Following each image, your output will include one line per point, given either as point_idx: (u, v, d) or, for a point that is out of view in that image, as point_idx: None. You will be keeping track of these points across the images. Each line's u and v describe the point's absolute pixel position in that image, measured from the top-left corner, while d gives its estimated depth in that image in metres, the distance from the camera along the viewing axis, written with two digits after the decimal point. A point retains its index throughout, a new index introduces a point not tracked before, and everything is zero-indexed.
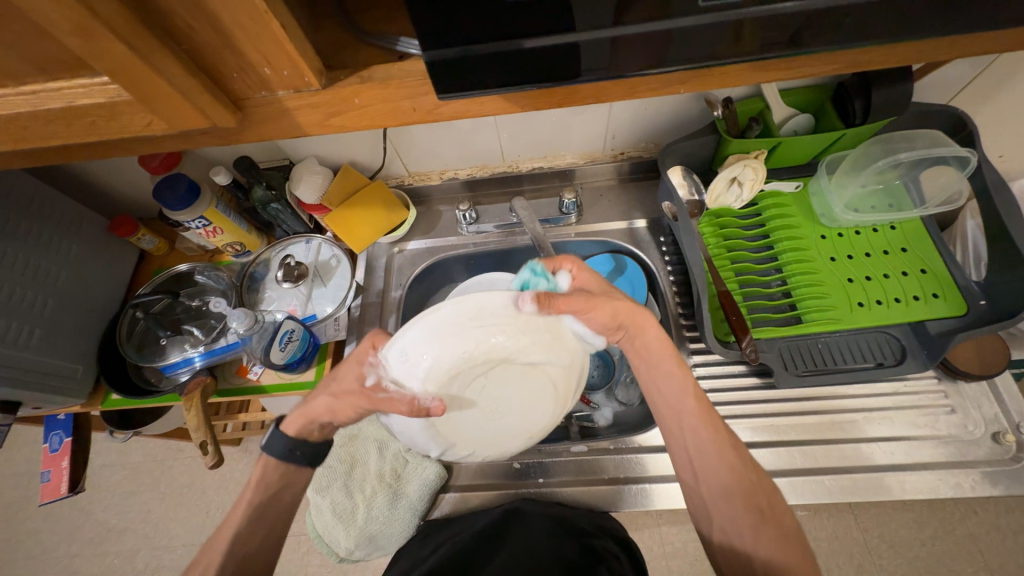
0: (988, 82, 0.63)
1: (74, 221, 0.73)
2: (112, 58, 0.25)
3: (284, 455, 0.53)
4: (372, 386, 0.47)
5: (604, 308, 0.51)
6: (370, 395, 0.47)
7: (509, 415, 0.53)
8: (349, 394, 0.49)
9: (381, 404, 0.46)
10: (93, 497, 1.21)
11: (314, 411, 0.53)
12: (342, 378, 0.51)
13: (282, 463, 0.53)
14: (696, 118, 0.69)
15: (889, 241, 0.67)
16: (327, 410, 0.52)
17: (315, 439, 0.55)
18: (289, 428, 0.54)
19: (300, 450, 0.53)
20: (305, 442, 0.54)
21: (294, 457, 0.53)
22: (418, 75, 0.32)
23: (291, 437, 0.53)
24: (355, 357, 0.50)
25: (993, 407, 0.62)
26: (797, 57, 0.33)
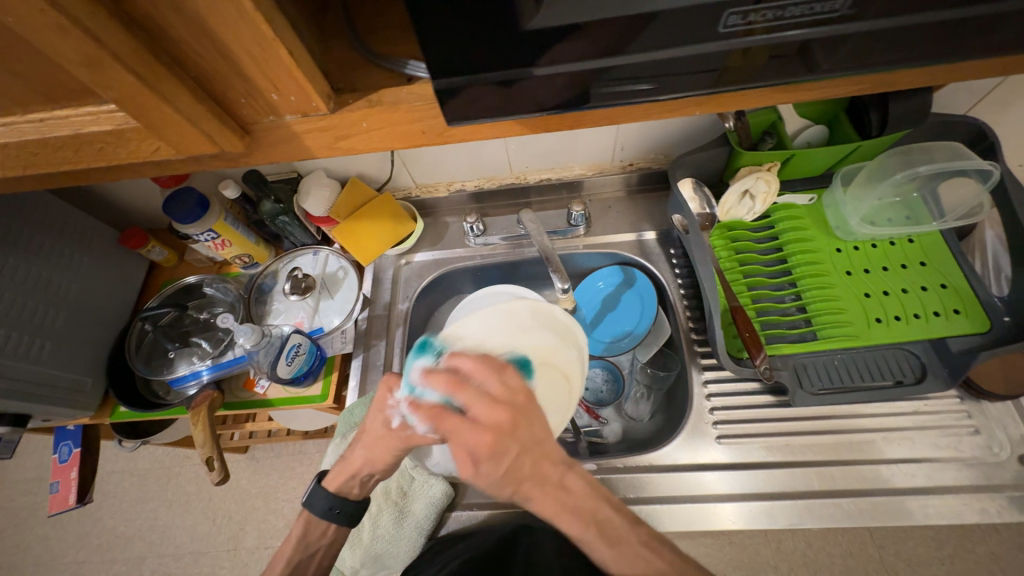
0: (1009, 92, 0.62)
1: (85, 234, 0.74)
2: (120, 88, 0.25)
3: (326, 514, 0.52)
4: (398, 427, 0.47)
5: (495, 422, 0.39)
6: (401, 436, 0.46)
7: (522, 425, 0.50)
8: (378, 439, 0.48)
9: (414, 441, 0.46)
10: (101, 504, 1.21)
11: (353, 466, 0.51)
12: (369, 425, 0.49)
13: (324, 521, 0.53)
14: (708, 129, 0.68)
15: (906, 255, 0.65)
16: (365, 461, 0.50)
17: (356, 497, 0.53)
18: (330, 486, 0.52)
19: (341, 508, 0.52)
20: (345, 500, 0.52)
21: (335, 515, 0.52)
22: (427, 99, 0.32)
23: (334, 494, 0.52)
24: (376, 405, 0.48)
25: (1019, 428, 0.59)
26: (821, 78, 0.32)
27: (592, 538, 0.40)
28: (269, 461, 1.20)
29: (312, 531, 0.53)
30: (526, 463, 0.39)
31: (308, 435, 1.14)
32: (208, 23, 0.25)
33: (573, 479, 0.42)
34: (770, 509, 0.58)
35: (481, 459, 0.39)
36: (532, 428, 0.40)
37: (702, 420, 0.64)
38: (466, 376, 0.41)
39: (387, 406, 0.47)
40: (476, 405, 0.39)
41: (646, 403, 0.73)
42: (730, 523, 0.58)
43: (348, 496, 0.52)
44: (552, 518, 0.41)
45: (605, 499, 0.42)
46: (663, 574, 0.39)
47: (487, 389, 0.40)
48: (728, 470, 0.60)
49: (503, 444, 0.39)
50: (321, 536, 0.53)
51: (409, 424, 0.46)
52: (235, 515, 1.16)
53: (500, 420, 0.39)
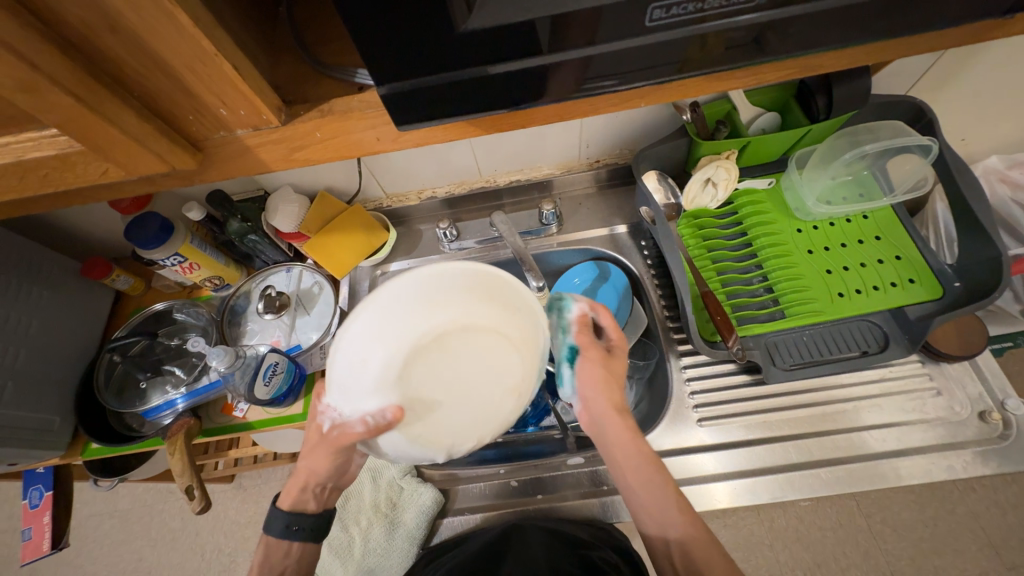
0: (942, 71, 0.66)
1: (44, 267, 0.71)
2: (59, 111, 0.25)
3: (284, 533, 0.51)
4: (329, 430, 0.47)
5: (620, 361, 0.53)
6: (330, 439, 0.46)
7: (466, 392, 0.44)
8: (314, 446, 0.49)
9: (341, 441, 0.45)
10: (81, 549, 1.16)
11: (301, 477, 0.52)
12: (310, 433, 0.51)
13: (284, 541, 0.52)
14: (667, 123, 0.70)
15: (862, 231, 0.68)
16: (309, 472, 0.51)
17: (313, 510, 0.53)
18: (285, 503, 0.53)
19: (298, 524, 0.51)
20: (302, 515, 0.52)
21: (292, 532, 0.51)
22: (377, 106, 0.32)
23: (288, 510, 0.52)
24: (311, 413, 0.49)
25: (977, 386, 0.63)
26: (757, 63, 0.34)
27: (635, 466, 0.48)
28: (257, 488, 1.16)
29: (273, 551, 0.52)
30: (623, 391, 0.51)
31: (296, 458, 1.11)
32: (146, 41, 0.25)
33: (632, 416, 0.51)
34: (752, 486, 0.60)
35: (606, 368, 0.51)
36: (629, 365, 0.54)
37: (682, 405, 0.65)
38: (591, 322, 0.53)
39: (318, 411, 0.48)
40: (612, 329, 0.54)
41: (628, 393, 0.75)
42: (716, 502, 0.60)
43: (303, 511, 0.52)
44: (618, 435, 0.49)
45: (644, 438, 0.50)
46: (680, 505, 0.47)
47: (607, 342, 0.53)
48: (712, 452, 0.62)
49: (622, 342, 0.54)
50: (285, 556, 0.52)
51: (336, 424, 0.46)
52: (224, 546, 1.12)
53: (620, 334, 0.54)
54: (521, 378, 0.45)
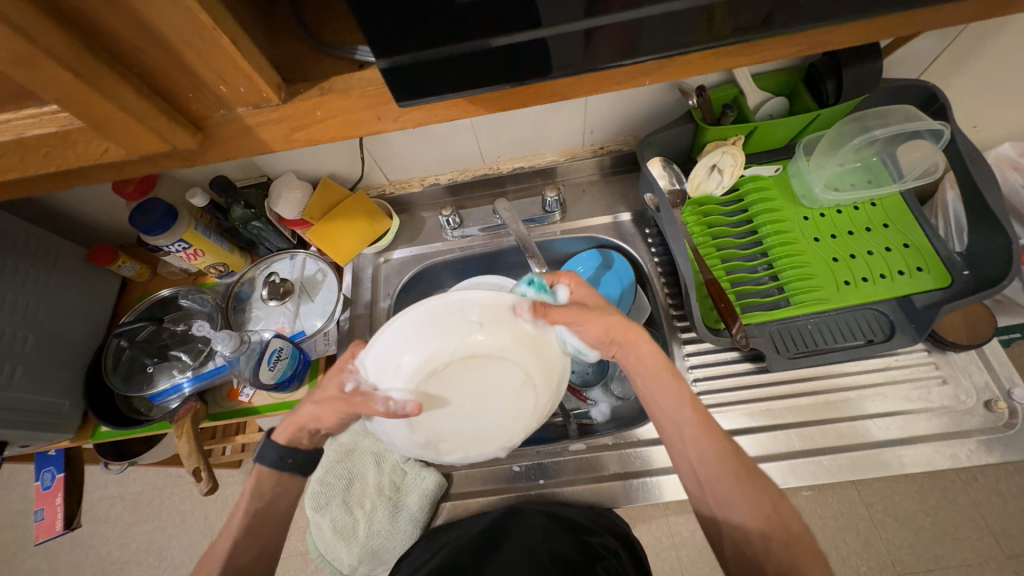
0: (955, 54, 0.64)
1: (51, 253, 0.72)
2: (58, 87, 0.25)
3: (277, 463, 0.52)
4: (350, 391, 0.45)
5: (599, 322, 0.48)
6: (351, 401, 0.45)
7: (492, 409, 0.47)
8: (329, 400, 0.48)
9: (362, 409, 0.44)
10: (93, 531, 1.19)
11: (302, 418, 0.51)
12: (325, 385, 0.50)
13: (276, 472, 0.53)
14: (673, 108, 0.69)
15: (870, 219, 0.67)
16: (311, 417, 0.51)
17: (307, 446, 0.53)
18: (281, 436, 0.53)
19: (291, 456, 0.52)
20: (296, 449, 0.53)
21: (287, 464, 0.52)
22: (377, 83, 0.32)
23: (284, 444, 0.52)
24: (337, 366, 0.49)
25: (983, 375, 0.62)
26: (766, 39, 0.33)
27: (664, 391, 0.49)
28: None
29: (264, 482, 0.52)
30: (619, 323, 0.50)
31: None
32: (142, 13, 0.24)
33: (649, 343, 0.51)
34: None
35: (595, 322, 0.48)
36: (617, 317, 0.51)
37: None
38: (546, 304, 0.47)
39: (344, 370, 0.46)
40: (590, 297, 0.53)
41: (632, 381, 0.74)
42: None
43: (299, 446, 0.53)
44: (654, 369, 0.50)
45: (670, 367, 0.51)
46: (759, 495, 0.43)
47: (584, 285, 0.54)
48: None
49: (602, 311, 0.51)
50: (276, 487, 0.52)
51: (359, 390, 0.44)
52: None
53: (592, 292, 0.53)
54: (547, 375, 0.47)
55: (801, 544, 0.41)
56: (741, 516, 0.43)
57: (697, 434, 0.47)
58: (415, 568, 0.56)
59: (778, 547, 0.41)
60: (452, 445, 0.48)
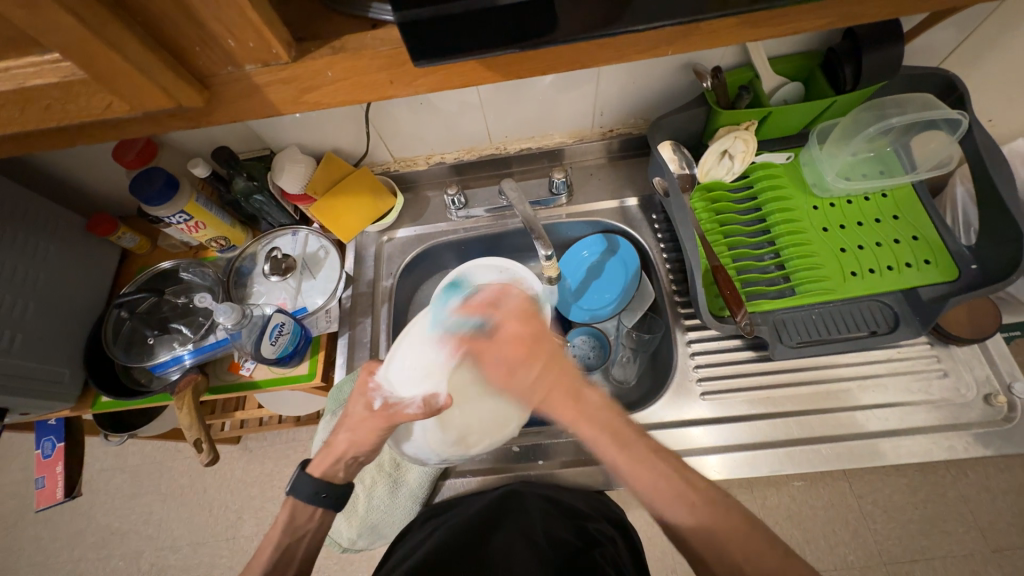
0: (978, 43, 0.62)
1: (50, 221, 0.71)
2: (59, 31, 0.24)
3: (311, 499, 0.50)
4: (381, 407, 0.49)
5: (538, 363, 0.53)
6: (384, 415, 0.49)
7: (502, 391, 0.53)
8: (361, 421, 0.50)
9: (397, 418, 0.49)
10: (92, 502, 1.20)
11: (337, 450, 0.51)
12: (351, 409, 0.51)
13: (310, 505, 0.51)
14: (686, 91, 0.68)
15: (881, 210, 0.66)
16: (349, 445, 0.50)
17: (341, 480, 0.52)
18: (315, 470, 0.52)
19: (325, 491, 0.50)
20: (330, 484, 0.51)
21: (321, 499, 0.51)
22: (390, 43, 0.31)
23: (318, 478, 0.51)
24: (358, 388, 0.51)
25: (985, 369, 0.62)
26: (796, 7, 0.32)
27: (604, 441, 0.48)
28: (262, 450, 1.19)
29: (299, 514, 0.52)
30: (553, 373, 0.52)
31: (300, 422, 1.13)
32: None
33: (589, 394, 0.51)
34: (751, 459, 0.60)
35: (516, 363, 0.53)
36: (548, 345, 0.54)
37: (686, 379, 0.65)
38: (494, 302, 0.56)
39: (370, 388, 0.50)
40: (508, 321, 0.55)
41: (633, 368, 0.74)
42: (714, 474, 0.60)
43: (332, 481, 0.52)
44: (574, 424, 0.50)
45: (621, 416, 0.50)
46: (671, 475, 0.46)
47: (512, 310, 0.55)
48: (713, 425, 0.62)
49: (528, 364, 0.53)
50: (308, 520, 0.52)
51: (391, 403, 0.49)
52: (231, 504, 1.15)
53: (527, 333, 0.54)
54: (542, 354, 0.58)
55: (737, 527, 0.42)
56: (654, 500, 0.45)
57: (655, 475, 0.46)
58: (413, 544, 0.57)
59: (704, 536, 0.43)
60: (478, 438, 0.53)
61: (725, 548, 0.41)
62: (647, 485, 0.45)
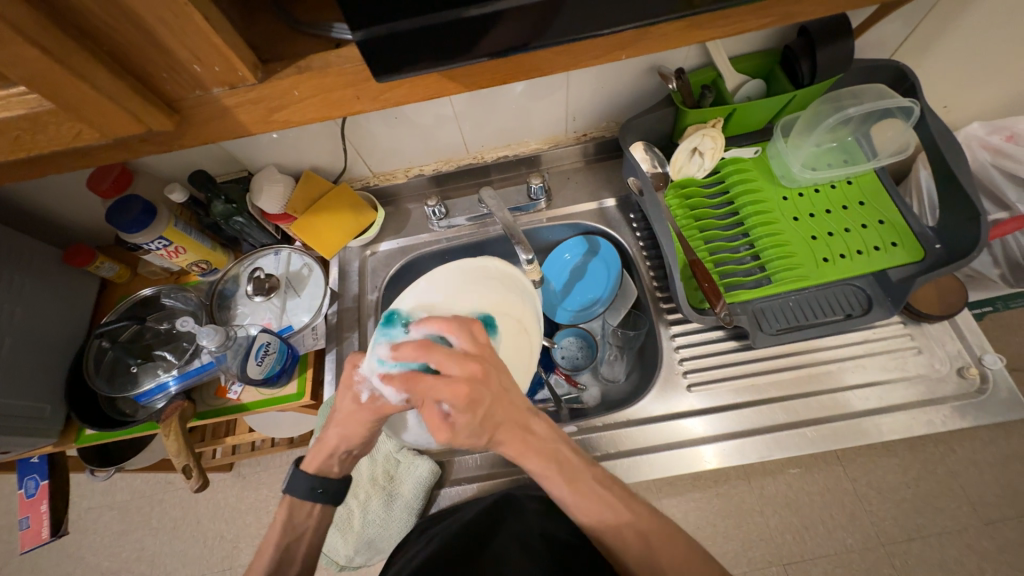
0: (925, 34, 0.66)
1: (26, 254, 0.70)
2: (24, 63, 0.24)
3: (309, 495, 0.51)
4: (369, 400, 0.49)
5: (478, 408, 0.43)
6: (373, 408, 0.48)
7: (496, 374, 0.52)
8: (350, 415, 0.49)
9: (386, 410, 0.48)
10: (81, 542, 1.17)
11: (328, 446, 0.51)
12: (339, 405, 0.50)
13: (308, 502, 0.52)
14: (653, 93, 0.70)
15: (847, 197, 0.69)
16: (341, 440, 0.51)
17: (336, 476, 0.53)
18: (310, 466, 0.52)
19: (324, 487, 0.51)
20: (326, 479, 0.52)
21: (318, 494, 0.51)
22: (355, 60, 0.32)
23: (314, 475, 0.51)
24: (343, 382, 0.49)
25: (956, 343, 0.65)
26: (740, 7, 0.33)
27: (554, 476, 0.46)
28: (256, 476, 1.17)
29: (297, 512, 0.52)
30: (496, 411, 0.44)
31: (293, 443, 1.12)
32: None
33: (538, 424, 0.47)
34: (741, 446, 0.61)
35: (458, 410, 0.43)
36: (500, 381, 0.45)
37: (673, 372, 0.67)
38: (434, 339, 0.45)
39: (355, 383, 0.49)
40: (447, 366, 0.43)
41: (621, 364, 0.76)
42: (705, 463, 0.61)
43: (328, 476, 0.52)
44: (519, 459, 0.46)
45: (564, 442, 0.48)
46: (614, 502, 0.46)
47: (455, 348, 0.44)
48: (701, 415, 0.63)
49: (475, 395, 0.43)
50: (308, 517, 0.52)
51: (379, 398, 0.48)
52: (226, 533, 1.13)
53: (473, 372, 0.44)
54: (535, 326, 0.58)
55: (661, 542, 0.45)
56: (595, 519, 0.45)
57: (610, 501, 0.46)
58: (410, 557, 0.56)
59: (635, 555, 0.44)
60: None
61: (656, 559, 0.44)
62: (589, 509, 0.45)
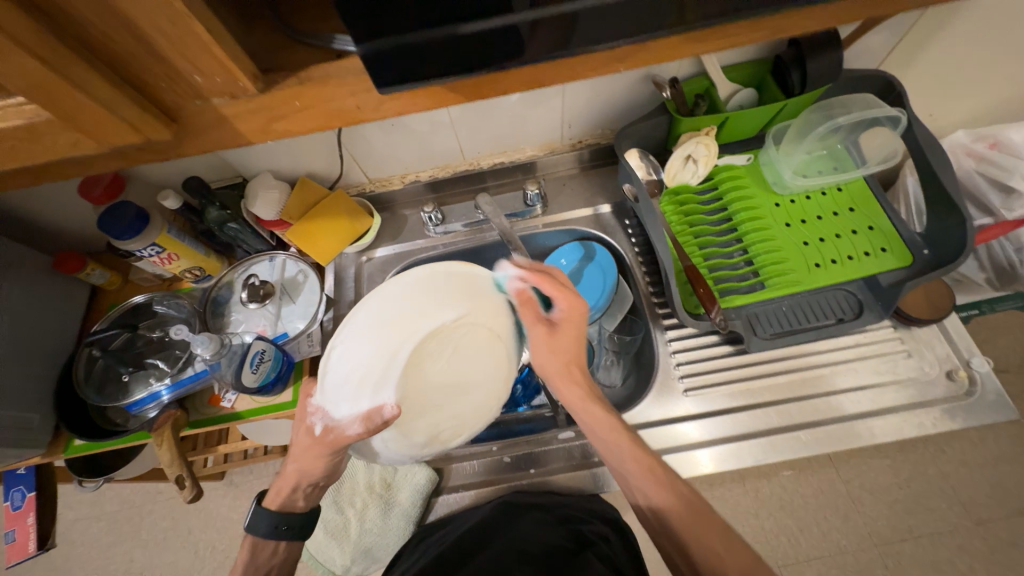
0: (911, 45, 0.67)
1: (15, 261, 0.69)
2: (22, 73, 0.24)
3: (272, 533, 0.51)
4: (322, 432, 0.48)
5: (560, 355, 0.52)
6: (324, 440, 0.47)
7: (472, 363, 0.48)
8: (306, 450, 0.49)
9: (337, 441, 0.46)
10: (68, 555, 1.14)
11: (290, 479, 0.51)
12: (297, 439, 0.51)
13: (270, 540, 0.51)
14: (648, 101, 0.71)
15: (837, 204, 0.70)
16: (299, 474, 0.50)
17: (302, 510, 0.53)
18: (273, 503, 0.52)
19: (285, 524, 0.51)
20: (289, 514, 0.51)
21: (280, 533, 0.51)
22: (357, 71, 0.32)
23: (275, 511, 0.51)
24: (299, 417, 0.51)
25: (945, 346, 0.66)
26: (733, 23, 0.34)
27: (605, 421, 0.52)
28: (249, 484, 1.16)
29: (260, 552, 0.51)
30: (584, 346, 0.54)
31: (288, 451, 1.11)
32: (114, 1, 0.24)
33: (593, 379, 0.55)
34: (737, 450, 0.62)
35: (564, 322, 0.52)
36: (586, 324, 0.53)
37: (669, 376, 0.67)
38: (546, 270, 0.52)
39: (308, 416, 0.49)
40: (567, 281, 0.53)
41: (617, 369, 0.76)
42: (702, 467, 0.62)
43: (292, 511, 0.52)
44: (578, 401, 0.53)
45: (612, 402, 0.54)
46: (656, 459, 0.50)
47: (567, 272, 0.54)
48: (698, 419, 0.64)
49: (575, 324, 0.53)
50: (271, 556, 0.52)
51: (329, 428, 0.47)
52: (218, 543, 1.11)
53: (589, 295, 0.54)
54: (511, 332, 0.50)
55: (703, 512, 0.47)
56: (643, 479, 0.49)
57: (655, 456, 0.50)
58: (407, 565, 0.56)
59: (684, 520, 0.46)
60: (462, 425, 0.49)
61: (695, 520, 0.46)
62: (637, 461, 0.50)
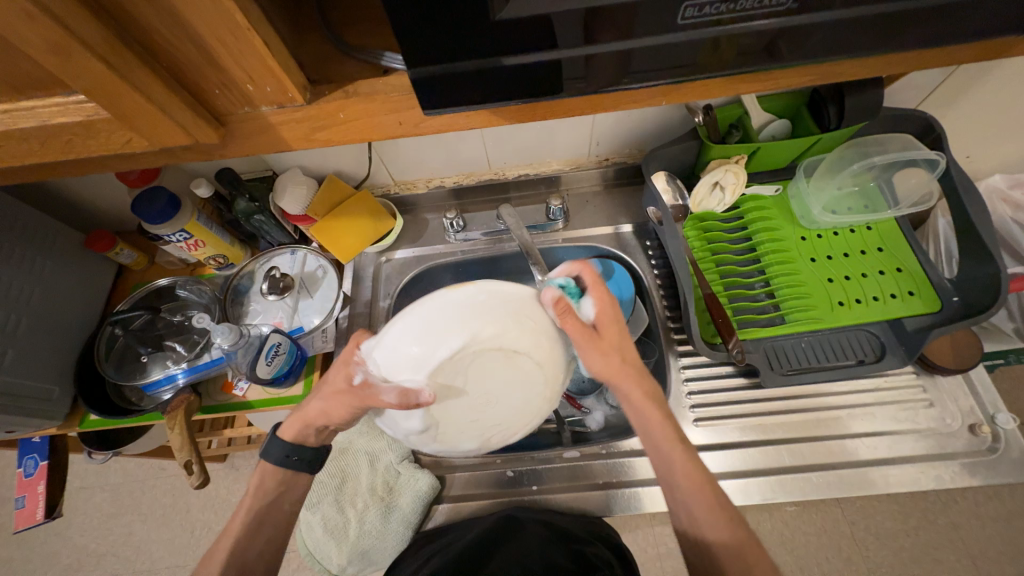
0: (953, 88, 0.66)
1: (50, 237, 0.71)
2: (89, 77, 0.25)
3: (282, 462, 0.53)
4: (360, 382, 0.45)
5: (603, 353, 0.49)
6: (361, 391, 0.44)
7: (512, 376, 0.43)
8: (338, 393, 0.48)
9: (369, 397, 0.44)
10: (70, 522, 1.16)
11: (309, 414, 0.51)
12: (332, 378, 0.50)
13: (280, 471, 0.53)
14: (679, 125, 0.71)
15: (865, 242, 0.69)
16: (322, 413, 0.50)
17: (313, 445, 0.53)
18: (286, 433, 0.53)
19: (299, 455, 0.52)
20: (301, 447, 0.53)
21: (292, 462, 0.53)
22: (403, 90, 0.33)
23: (290, 441, 0.53)
24: (343, 358, 0.48)
25: (969, 399, 0.64)
26: (776, 69, 0.34)
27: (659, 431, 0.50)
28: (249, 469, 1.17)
29: (269, 477, 0.53)
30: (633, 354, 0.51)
31: None
32: (182, 14, 0.25)
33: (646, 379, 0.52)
34: (745, 486, 0.61)
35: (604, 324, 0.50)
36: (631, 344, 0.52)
37: (680, 404, 0.66)
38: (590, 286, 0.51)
39: (352, 361, 0.46)
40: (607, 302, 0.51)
41: None
42: None
43: (303, 444, 0.53)
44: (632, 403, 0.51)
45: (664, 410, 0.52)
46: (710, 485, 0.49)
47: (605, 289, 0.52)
48: (707, 451, 0.63)
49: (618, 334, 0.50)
50: (277, 483, 0.53)
51: (367, 381, 0.44)
52: (214, 525, 1.13)
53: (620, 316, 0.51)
54: (529, 345, 0.43)
55: (755, 549, 0.46)
56: (693, 501, 0.48)
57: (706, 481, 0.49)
58: None
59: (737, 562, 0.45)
60: (514, 426, 0.46)
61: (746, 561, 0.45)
62: (686, 480, 0.49)
